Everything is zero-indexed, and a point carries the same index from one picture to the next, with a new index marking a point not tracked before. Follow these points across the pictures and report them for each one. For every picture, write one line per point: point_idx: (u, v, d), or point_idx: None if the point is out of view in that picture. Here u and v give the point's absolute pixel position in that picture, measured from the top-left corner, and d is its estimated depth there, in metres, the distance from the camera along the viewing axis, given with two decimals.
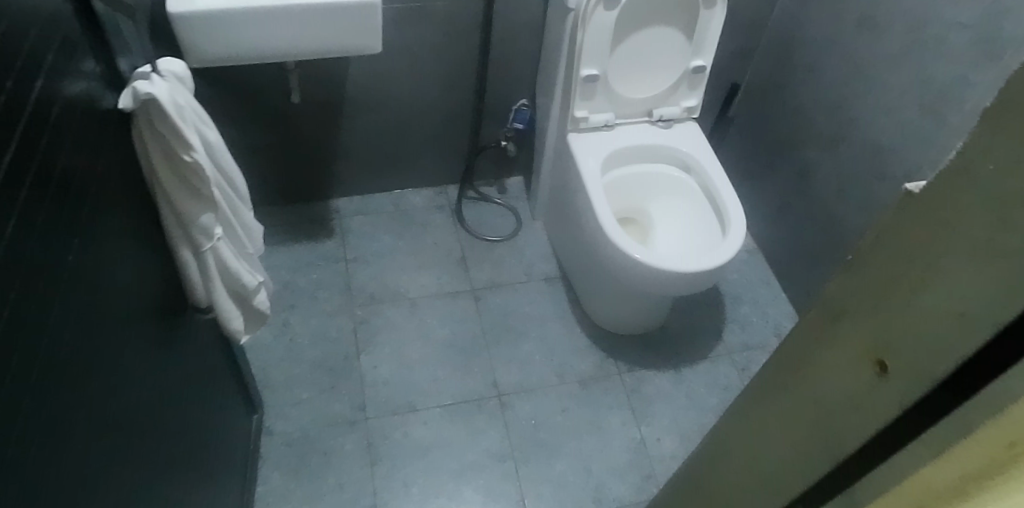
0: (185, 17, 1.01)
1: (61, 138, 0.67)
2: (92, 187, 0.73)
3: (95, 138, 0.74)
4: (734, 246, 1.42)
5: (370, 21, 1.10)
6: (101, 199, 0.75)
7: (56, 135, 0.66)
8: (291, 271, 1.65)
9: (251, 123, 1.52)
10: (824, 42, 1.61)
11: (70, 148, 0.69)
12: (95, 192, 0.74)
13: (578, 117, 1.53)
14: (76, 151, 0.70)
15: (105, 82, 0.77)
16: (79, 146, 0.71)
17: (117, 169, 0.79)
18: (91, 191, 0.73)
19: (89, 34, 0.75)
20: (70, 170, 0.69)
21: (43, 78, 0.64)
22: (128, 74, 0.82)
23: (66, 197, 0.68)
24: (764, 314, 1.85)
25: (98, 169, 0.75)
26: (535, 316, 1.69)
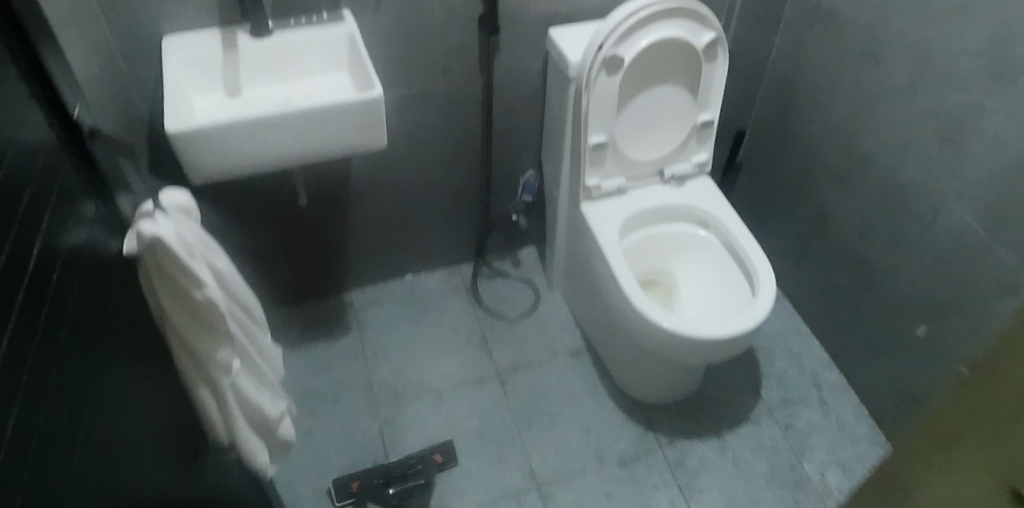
0: (186, 135, 0.98)
1: (65, 289, 0.66)
2: (88, 343, 0.69)
3: (82, 291, 0.70)
4: (767, 305, 1.35)
5: (374, 117, 1.07)
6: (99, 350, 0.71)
7: (51, 296, 0.63)
8: (310, 374, 1.57)
9: (256, 227, 1.47)
10: (827, 81, 1.58)
11: (72, 299, 0.67)
12: (103, 341, 0.72)
13: (590, 185, 1.49)
14: (69, 308, 0.66)
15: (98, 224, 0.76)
16: (71, 301, 0.67)
17: (107, 318, 0.75)
18: (89, 347, 0.69)
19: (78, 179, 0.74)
20: (66, 330, 0.65)
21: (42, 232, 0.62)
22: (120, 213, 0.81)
23: (74, 353, 0.65)
24: (799, 365, 1.78)
25: (101, 316, 0.73)
26: (567, 395, 1.61)
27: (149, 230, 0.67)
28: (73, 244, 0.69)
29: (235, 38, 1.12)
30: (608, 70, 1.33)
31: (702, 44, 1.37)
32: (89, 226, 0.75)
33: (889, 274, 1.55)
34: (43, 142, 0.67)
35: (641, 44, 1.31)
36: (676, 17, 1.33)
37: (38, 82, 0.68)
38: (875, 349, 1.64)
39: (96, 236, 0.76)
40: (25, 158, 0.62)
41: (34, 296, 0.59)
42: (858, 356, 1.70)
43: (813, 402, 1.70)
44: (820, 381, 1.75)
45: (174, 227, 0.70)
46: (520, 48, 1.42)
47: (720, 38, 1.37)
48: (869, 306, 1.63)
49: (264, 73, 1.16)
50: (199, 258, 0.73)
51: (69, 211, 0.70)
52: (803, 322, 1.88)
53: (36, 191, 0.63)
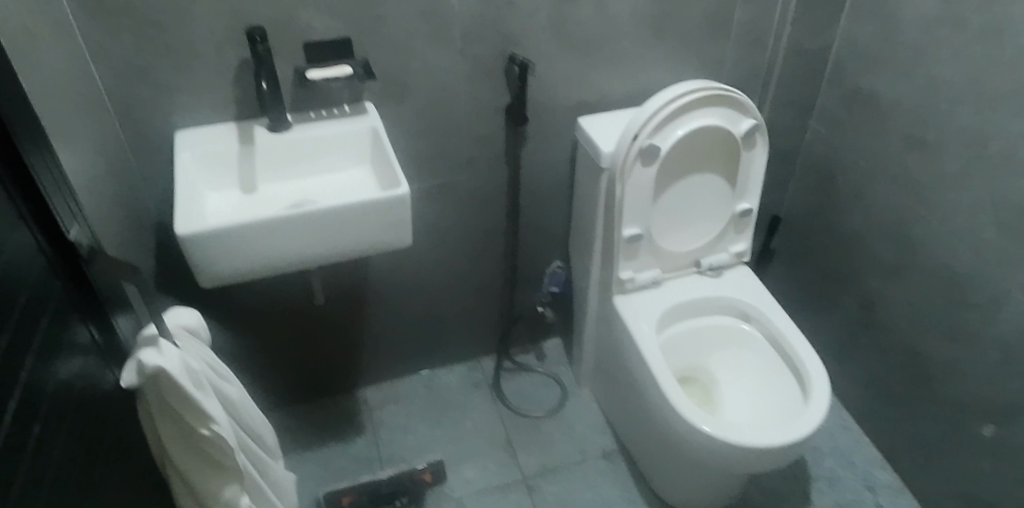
0: (198, 238, 0.90)
1: (55, 430, 0.57)
2: (78, 488, 0.60)
3: (77, 427, 0.62)
4: (821, 411, 1.23)
5: (401, 214, 1.00)
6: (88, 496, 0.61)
7: (39, 437, 0.54)
8: (321, 481, 1.44)
9: (268, 326, 1.37)
10: (870, 166, 1.52)
11: (63, 440, 0.59)
12: (96, 484, 0.63)
13: (623, 278, 1.40)
14: (60, 449, 0.58)
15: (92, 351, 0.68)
16: (63, 440, 0.58)
17: (100, 455, 0.66)
18: (77, 494, 0.60)
19: (77, 302, 0.67)
20: (54, 476, 0.56)
21: (31, 363, 0.55)
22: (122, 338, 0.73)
23: (61, 504, 0.56)
24: (849, 465, 1.65)
25: (95, 455, 0.65)
26: (600, 503, 1.46)
27: (151, 362, 0.57)
28: (64, 380, 0.61)
29: (252, 132, 1.08)
30: (644, 160, 1.26)
31: (740, 133, 1.31)
32: (82, 357, 0.66)
33: (948, 370, 1.43)
34: (32, 268, 0.59)
35: (677, 134, 1.26)
36: (714, 105, 1.27)
37: (32, 200, 0.60)
38: (936, 451, 1.50)
39: (90, 366, 0.67)
40: (11, 288, 0.54)
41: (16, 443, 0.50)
42: (915, 458, 1.56)
43: None
44: (873, 483, 1.61)
45: (181, 356, 0.60)
46: (550, 135, 1.36)
47: (760, 125, 1.31)
48: (926, 404, 1.50)
49: (283, 168, 1.11)
50: (207, 389, 0.63)
51: (61, 342, 0.61)
52: (850, 417, 1.75)
53: (22, 325, 0.54)
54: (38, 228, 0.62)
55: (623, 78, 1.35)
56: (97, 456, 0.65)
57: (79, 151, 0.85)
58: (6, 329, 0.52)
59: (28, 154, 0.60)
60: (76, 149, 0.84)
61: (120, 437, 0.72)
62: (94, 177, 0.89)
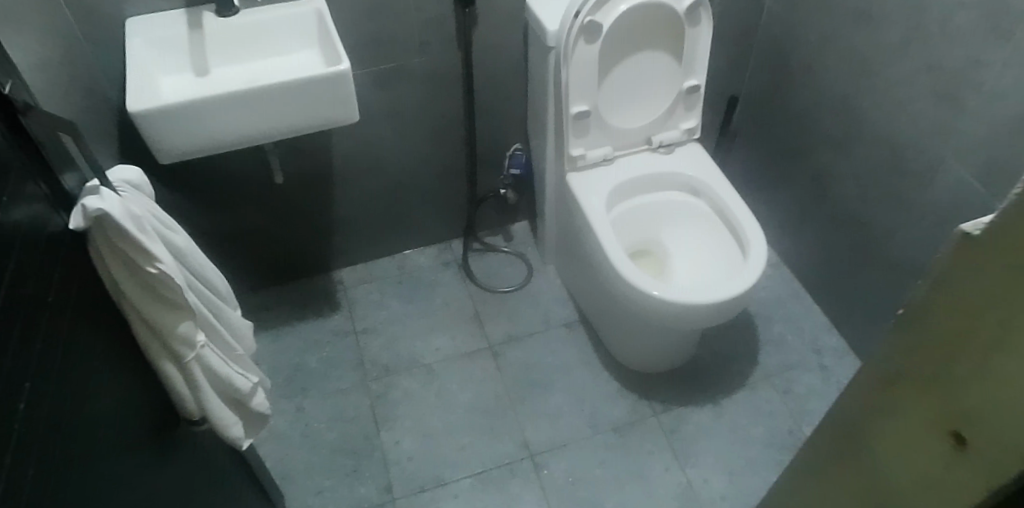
0: (152, 114, 0.98)
1: (14, 246, 0.64)
2: (46, 310, 0.68)
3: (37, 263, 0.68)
4: (757, 269, 1.33)
5: (343, 89, 1.06)
6: (56, 320, 0.70)
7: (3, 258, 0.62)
8: (302, 352, 1.56)
9: (239, 207, 1.47)
10: (821, 42, 1.55)
11: (21, 257, 0.65)
12: (57, 303, 0.71)
13: (575, 155, 1.46)
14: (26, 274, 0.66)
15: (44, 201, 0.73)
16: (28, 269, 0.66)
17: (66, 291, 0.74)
18: (46, 313, 0.68)
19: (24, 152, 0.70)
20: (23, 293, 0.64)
21: None
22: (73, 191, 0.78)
23: (25, 308, 0.64)
24: (799, 330, 1.74)
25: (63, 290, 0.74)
26: (559, 365, 1.58)
27: (93, 205, 0.64)
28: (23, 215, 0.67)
29: (200, 16, 1.13)
30: (587, 37, 1.30)
31: (683, 9, 1.35)
32: (33, 203, 0.70)
33: (888, 235, 1.51)
34: None
35: (619, 10, 1.29)
36: None
37: None
38: (875, 312, 1.60)
39: (40, 213, 0.72)
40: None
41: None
42: (857, 319, 1.66)
43: (812, 367, 1.66)
44: (820, 346, 1.71)
45: (122, 203, 0.67)
46: (501, 16, 1.40)
47: (704, 2, 1.35)
48: (868, 268, 1.59)
49: (234, 52, 1.16)
50: (152, 234, 0.71)
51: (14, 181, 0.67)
52: (803, 288, 1.83)
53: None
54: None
55: None
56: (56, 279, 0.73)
57: None
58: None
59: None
60: None
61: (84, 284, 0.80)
62: None
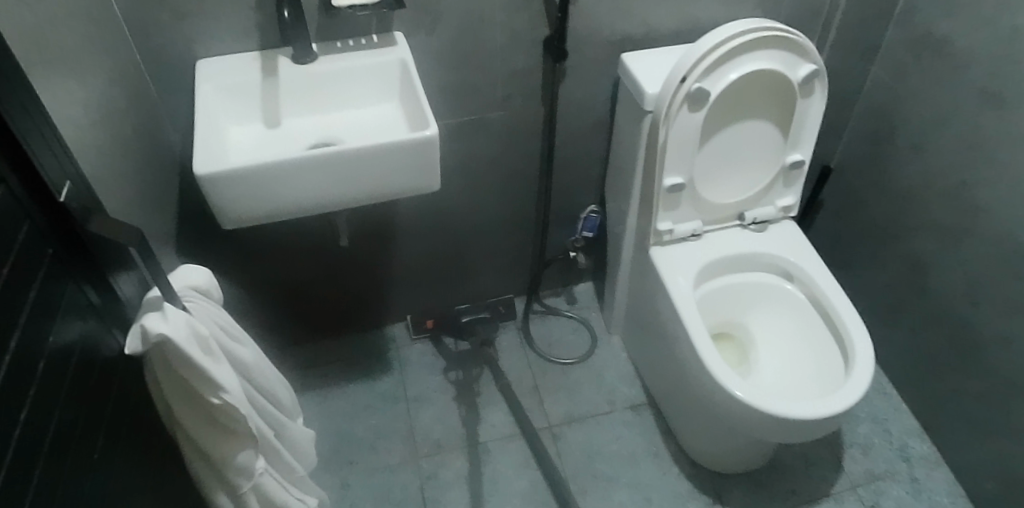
0: (217, 177, 0.88)
1: (56, 393, 0.59)
2: (86, 443, 0.63)
3: (79, 388, 0.63)
4: (864, 381, 1.18)
5: (428, 158, 0.95)
6: (94, 450, 0.64)
7: (43, 393, 0.56)
8: (347, 419, 1.45)
9: (293, 262, 1.36)
10: (936, 119, 1.40)
11: (64, 405, 0.60)
12: (99, 450, 0.65)
13: (661, 230, 1.33)
14: (67, 405, 0.60)
15: (94, 314, 0.69)
16: (70, 399, 0.61)
17: (108, 411, 0.68)
18: (85, 446, 0.63)
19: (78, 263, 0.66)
20: (61, 428, 0.59)
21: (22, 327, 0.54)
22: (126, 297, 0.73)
23: (65, 460, 0.59)
24: (885, 432, 1.58)
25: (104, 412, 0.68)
26: (624, 455, 1.44)
27: (155, 329, 0.55)
28: (56, 347, 0.60)
29: (274, 62, 1.02)
30: (692, 105, 1.17)
31: (797, 78, 1.20)
32: (81, 319, 0.66)
33: (1001, 343, 1.34)
34: (24, 230, 0.57)
35: (729, 78, 1.16)
36: (771, 48, 1.16)
37: (24, 165, 0.58)
38: (978, 424, 1.43)
39: (88, 328, 0.67)
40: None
41: (10, 409, 0.51)
42: (956, 428, 1.50)
43: (903, 479, 1.50)
44: (910, 453, 1.55)
45: (187, 321, 0.59)
46: (590, 73, 1.28)
47: (821, 71, 1.20)
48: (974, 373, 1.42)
49: (309, 104, 1.05)
50: (218, 354, 0.62)
51: (52, 308, 0.60)
52: (889, 382, 1.68)
53: (5, 298, 0.52)
54: (24, 187, 0.58)
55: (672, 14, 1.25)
56: (102, 418, 0.67)
57: (93, 85, 0.81)
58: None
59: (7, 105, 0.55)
60: (87, 83, 0.79)
61: (127, 394, 0.74)
62: (112, 114, 0.85)
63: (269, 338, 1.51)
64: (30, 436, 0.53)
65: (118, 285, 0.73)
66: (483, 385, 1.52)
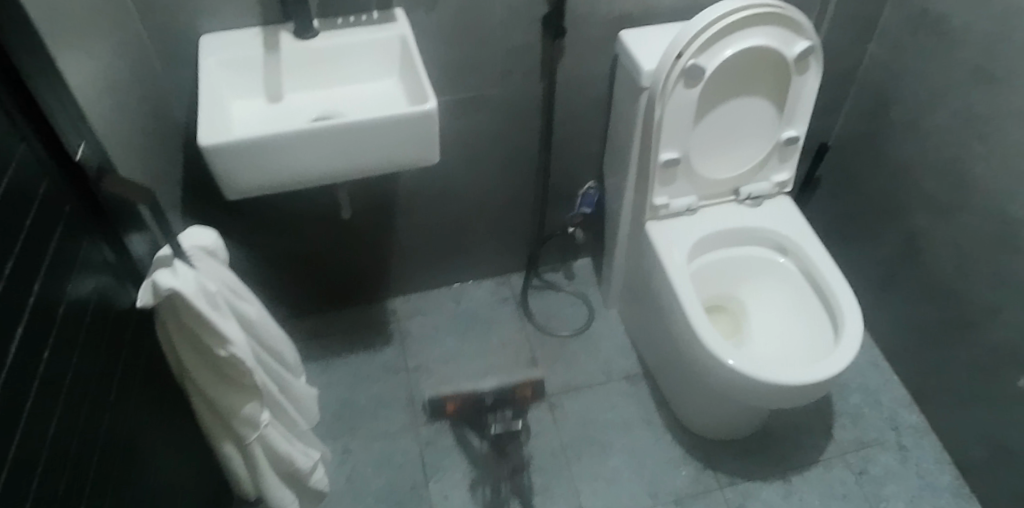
0: (223, 149, 0.90)
1: (74, 341, 0.62)
2: (103, 392, 0.67)
3: (97, 340, 0.67)
4: (852, 350, 1.21)
5: (426, 131, 0.98)
6: (112, 399, 0.69)
7: (63, 340, 0.61)
8: (350, 387, 1.49)
9: (298, 235, 1.39)
10: (930, 96, 1.41)
11: (82, 351, 0.64)
12: (114, 397, 0.69)
13: (657, 205, 1.36)
14: (86, 355, 0.65)
15: (110, 270, 0.73)
16: (89, 350, 0.65)
17: (124, 364, 0.73)
18: (103, 395, 0.67)
19: (93, 221, 0.71)
20: (80, 376, 0.63)
21: (46, 275, 0.59)
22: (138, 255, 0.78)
23: (84, 406, 0.63)
24: (875, 403, 1.62)
25: (120, 365, 0.72)
26: (619, 423, 1.48)
27: (165, 283, 0.58)
28: (77, 296, 0.64)
29: (277, 38, 1.04)
30: (687, 81, 1.19)
31: (793, 55, 1.22)
32: (98, 274, 0.70)
33: (990, 316, 1.37)
34: (42, 186, 0.62)
35: (724, 55, 1.17)
36: (767, 24, 1.18)
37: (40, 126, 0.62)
38: (965, 395, 1.46)
39: (105, 283, 0.72)
40: (12, 211, 0.55)
41: (33, 352, 0.55)
42: (944, 399, 1.53)
43: (890, 447, 1.54)
44: (898, 422, 1.58)
45: (196, 278, 0.61)
46: (588, 49, 1.29)
47: (816, 48, 1.22)
48: (962, 345, 1.45)
49: (310, 79, 1.08)
50: (226, 311, 0.65)
51: (72, 260, 0.64)
52: (881, 355, 1.71)
53: (28, 247, 0.57)
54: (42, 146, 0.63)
55: None
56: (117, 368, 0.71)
57: (101, 58, 0.83)
58: (14, 250, 0.54)
59: (25, 68, 0.59)
60: (95, 54, 0.82)
61: (142, 351, 0.78)
62: (119, 86, 0.88)
63: (274, 310, 1.55)
64: (48, 382, 0.57)
65: (131, 244, 0.78)
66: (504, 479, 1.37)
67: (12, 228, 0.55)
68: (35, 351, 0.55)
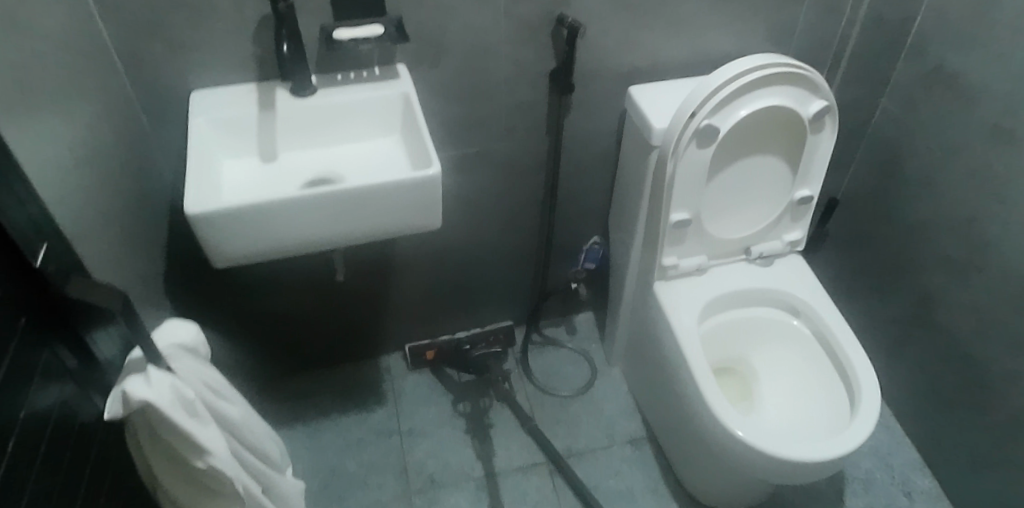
0: (211, 216, 0.84)
1: (27, 474, 0.55)
2: None
3: (53, 464, 0.59)
4: (871, 422, 1.14)
5: (429, 197, 0.92)
6: None
7: (12, 472, 0.53)
8: (340, 452, 1.41)
9: (290, 294, 1.32)
10: (945, 154, 1.37)
11: (36, 480, 0.56)
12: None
13: (666, 264, 1.30)
14: (40, 483, 0.57)
15: (72, 378, 0.66)
16: (44, 477, 0.58)
17: (82, 485, 0.65)
18: None
19: (56, 327, 0.63)
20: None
21: None
22: (106, 359, 0.70)
23: None
24: (887, 467, 1.56)
25: (78, 485, 0.64)
26: (623, 492, 1.39)
27: (137, 396, 0.51)
28: (28, 417, 0.56)
29: (273, 94, 0.99)
30: (702, 141, 1.14)
31: (808, 114, 1.18)
32: (57, 386, 0.63)
33: (1011, 383, 1.30)
34: None
35: (739, 115, 1.13)
36: (784, 84, 1.14)
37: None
38: (985, 464, 1.40)
39: (65, 394, 0.64)
40: None
41: None
42: (961, 466, 1.47)
43: None
44: (911, 489, 1.53)
45: (173, 384, 0.55)
46: (596, 104, 1.25)
47: (832, 107, 1.18)
48: (979, 412, 1.39)
49: (305, 137, 1.02)
50: (205, 417, 0.58)
51: (25, 374, 0.57)
52: (892, 416, 1.66)
53: None
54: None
55: (680, 45, 1.24)
56: (74, 499, 0.63)
57: (79, 120, 0.77)
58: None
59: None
60: (74, 117, 0.76)
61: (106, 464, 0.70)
62: (100, 149, 0.82)
63: (262, 368, 1.47)
64: None
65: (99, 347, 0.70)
66: (494, 418, 1.48)
67: None
68: None
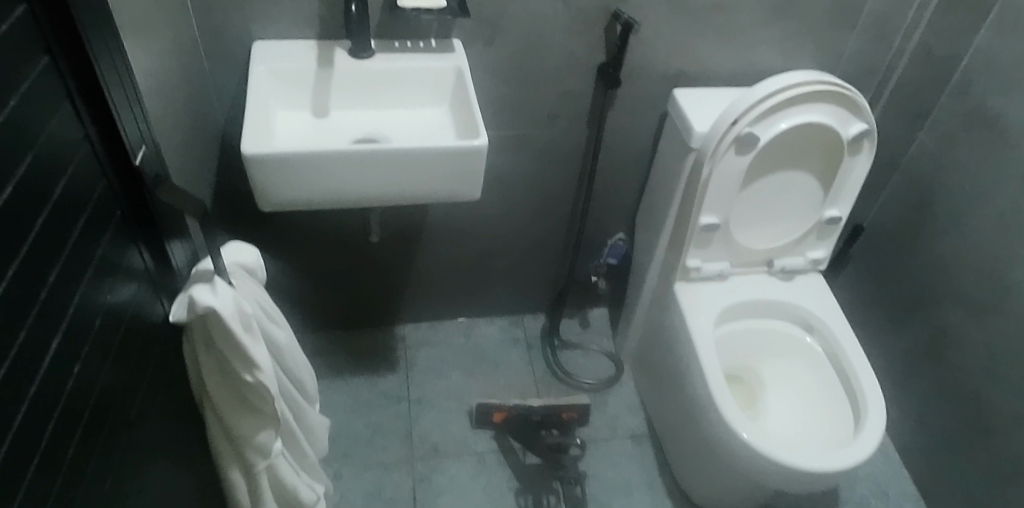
0: (264, 158, 0.88)
1: (110, 342, 0.66)
2: (128, 389, 0.70)
3: (129, 340, 0.71)
4: (873, 442, 1.15)
5: (472, 167, 0.95)
6: (135, 397, 0.72)
7: (99, 338, 0.63)
8: (349, 411, 1.45)
9: (320, 252, 1.36)
10: (976, 190, 1.38)
11: (116, 348, 0.67)
12: (137, 411, 0.72)
13: (690, 266, 1.32)
14: (119, 351, 0.68)
15: (149, 275, 0.77)
16: (121, 348, 0.69)
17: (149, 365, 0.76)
18: (127, 391, 0.70)
19: (142, 228, 0.75)
20: (112, 371, 0.66)
21: (91, 276, 0.62)
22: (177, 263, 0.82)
23: (111, 400, 0.66)
24: (882, 494, 1.59)
25: (146, 365, 0.75)
26: (620, 484, 1.42)
27: (204, 301, 0.58)
28: (115, 297, 0.67)
29: (332, 53, 1.02)
30: (740, 147, 1.16)
31: (848, 135, 1.19)
32: (137, 278, 0.74)
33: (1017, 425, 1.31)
34: (95, 187, 0.64)
35: (779, 127, 1.15)
36: (827, 102, 1.15)
37: (104, 133, 0.65)
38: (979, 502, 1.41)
39: (142, 286, 0.75)
40: (70, 213, 0.59)
41: (73, 347, 0.58)
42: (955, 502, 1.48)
43: None
44: None
45: (234, 298, 0.61)
46: (640, 102, 1.27)
47: (872, 130, 1.19)
48: (981, 450, 1.40)
49: (358, 98, 1.05)
50: (257, 334, 0.64)
51: (116, 261, 0.68)
52: (892, 445, 1.67)
53: (79, 248, 0.60)
54: (103, 148, 0.65)
55: (729, 55, 1.25)
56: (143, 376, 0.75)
57: (152, 53, 0.80)
58: (62, 254, 0.57)
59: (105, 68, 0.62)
60: (149, 49, 0.79)
61: (167, 356, 0.81)
62: (167, 85, 0.85)
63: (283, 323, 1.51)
64: (84, 375, 0.60)
65: (173, 253, 0.82)
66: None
67: (66, 227, 0.58)
68: (76, 343, 0.59)
